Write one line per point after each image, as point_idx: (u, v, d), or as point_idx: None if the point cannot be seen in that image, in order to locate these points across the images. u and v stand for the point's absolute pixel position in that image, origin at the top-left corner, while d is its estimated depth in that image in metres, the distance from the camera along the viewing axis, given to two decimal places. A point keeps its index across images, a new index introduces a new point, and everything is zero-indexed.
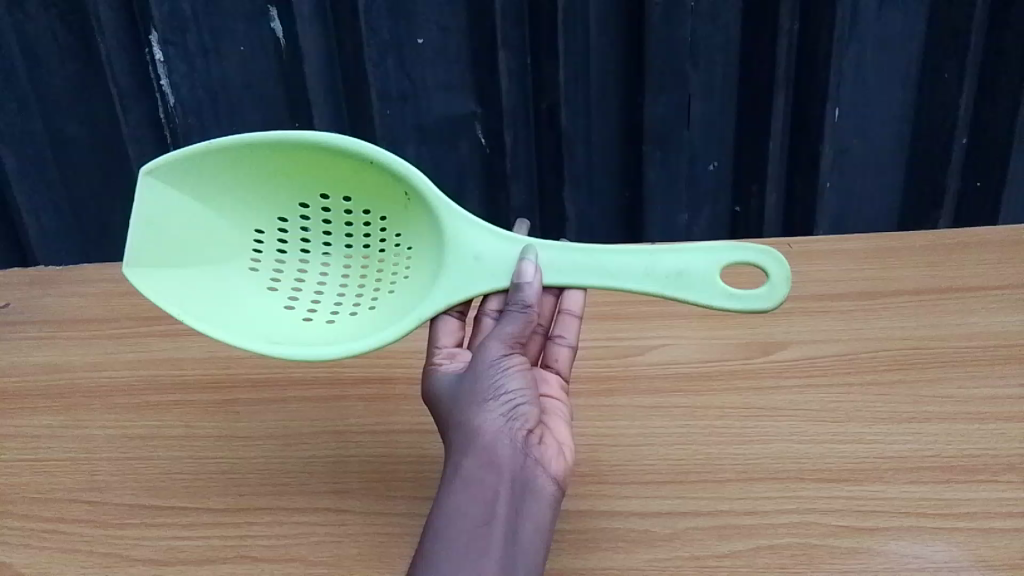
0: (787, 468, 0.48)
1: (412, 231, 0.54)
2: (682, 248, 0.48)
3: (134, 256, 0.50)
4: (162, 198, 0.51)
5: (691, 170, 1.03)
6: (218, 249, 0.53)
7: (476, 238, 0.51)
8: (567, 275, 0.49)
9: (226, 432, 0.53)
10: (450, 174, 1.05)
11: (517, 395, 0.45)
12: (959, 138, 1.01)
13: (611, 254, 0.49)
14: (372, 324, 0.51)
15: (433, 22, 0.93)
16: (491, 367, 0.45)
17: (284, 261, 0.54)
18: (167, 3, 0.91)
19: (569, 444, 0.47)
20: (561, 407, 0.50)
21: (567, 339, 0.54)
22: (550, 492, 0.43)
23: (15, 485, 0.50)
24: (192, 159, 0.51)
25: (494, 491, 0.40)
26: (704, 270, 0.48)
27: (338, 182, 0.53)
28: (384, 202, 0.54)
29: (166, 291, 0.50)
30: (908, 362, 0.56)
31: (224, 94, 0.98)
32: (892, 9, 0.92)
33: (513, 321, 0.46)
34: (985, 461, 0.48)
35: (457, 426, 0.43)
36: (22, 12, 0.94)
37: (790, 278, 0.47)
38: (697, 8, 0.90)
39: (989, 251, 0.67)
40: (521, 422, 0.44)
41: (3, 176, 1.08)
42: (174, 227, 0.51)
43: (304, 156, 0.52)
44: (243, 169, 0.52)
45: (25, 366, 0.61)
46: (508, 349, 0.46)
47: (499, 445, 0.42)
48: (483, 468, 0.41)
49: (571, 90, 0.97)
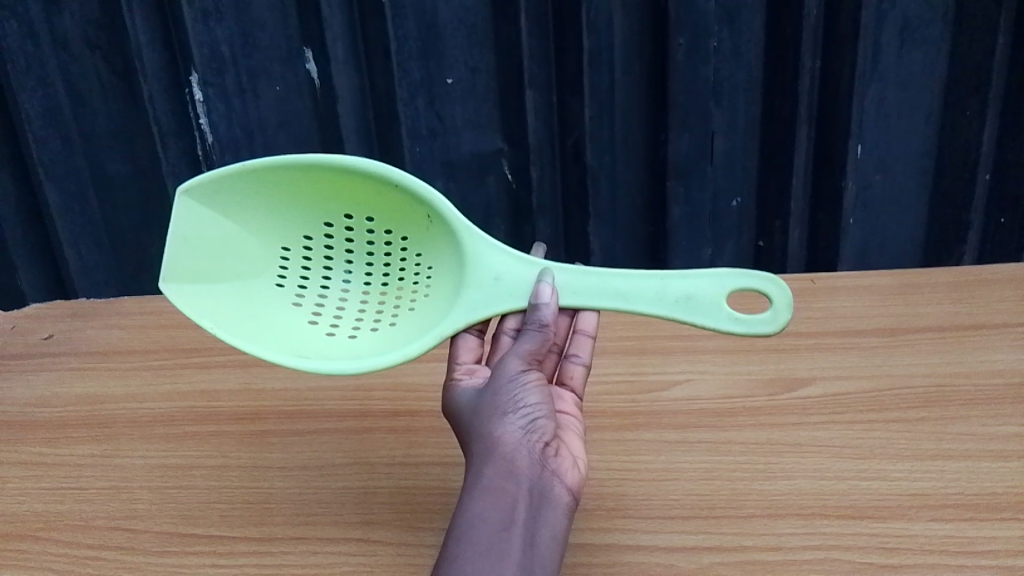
0: (811, 505, 0.48)
1: (433, 252, 0.55)
2: (690, 273, 0.49)
3: (168, 269, 0.51)
4: (196, 215, 0.53)
5: (714, 206, 1.04)
6: (246, 264, 0.55)
7: (495, 259, 0.53)
8: (579, 297, 0.51)
9: (259, 462, 0.55)
10: (477, 209, 1.07)
11: (537, 408, 0.46)
12: (982, 173, 1.02)
13: (621, 278, 0.50)
14: (394, 340, 0.53)
15: (462, 63, 0.95)
16: (511, 381, 0.47)
17: (308, 278, 0.56)
18: (208, 45, 0.95)
19: (582, 457, 0.48)
20: (576, 423, 0.51)
21: (581, 358, 0.55)
22: (566, 503, 0.44)
23: (59, 513, 0.51)
24: (226, 179, 0.53)
25: (513, 501, 0.41)
26: (711, 294, 0.49)
27: (363, 204, 0.55)
28: (406, 223, 0.55)
29: (198, 305, 0.51)
30: (932, 399, 0.56)
31: (260, 133, 1.01)
32: (913, 47, 0.93)
33: (530, 338, 0.48)
34: (1008, 499, 0.48)
35: (477, 438, 0.44)
36: (69, 55, 0.98)
37: (792, 304, 0.48)
38: (719, 48, 0.93)
39: (1013, 288, 0.68)
40: (539, 435, 0.45)
41: (47, 210, 1.12)
42: (206, 244, 0.53)
43: (334, 179, 0.53)
44: (273, 190, 0.54)
45: (67, 396, 0.63)
46: (527, 364, 0.48)
47: (518, 456, 0.43)
48: (503, 477, 0.42)
49: (596, 127, 0.99)
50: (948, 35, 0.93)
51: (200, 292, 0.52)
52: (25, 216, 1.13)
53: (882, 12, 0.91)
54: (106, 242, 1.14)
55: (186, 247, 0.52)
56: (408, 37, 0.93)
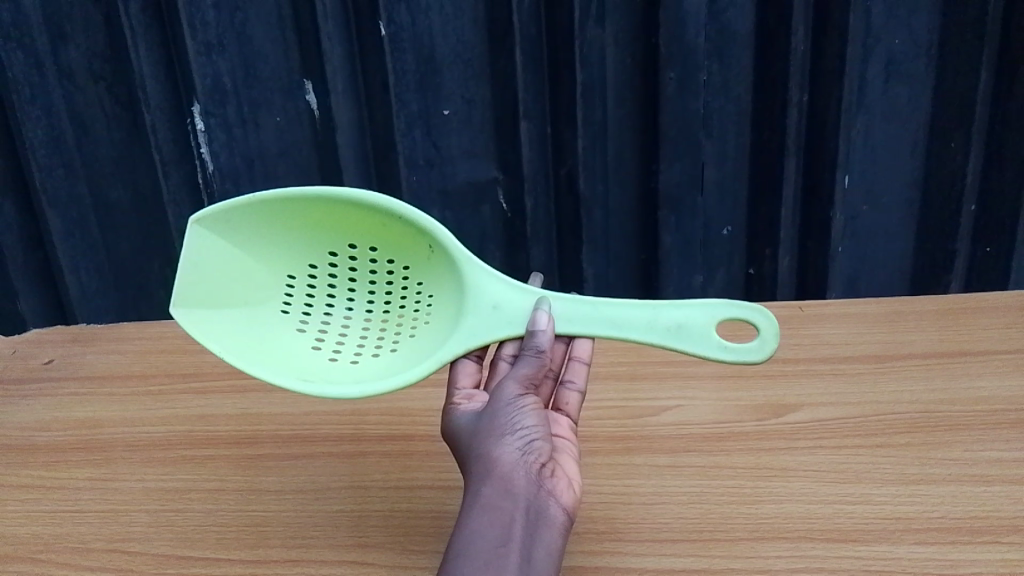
0: (797, 528, 0.49)
1: (433, 281, 0.57)
2: (682, 303, 0.51)
3: (178, 295, 0.53)
4: (208, 243, 0.54)
5: (705, 234, 1.06)
6: (253, 291, 0.56)
7: (494, 288, 0.54)
8: (575, 325, 0.52)
9: (256, 485, 0.55)
10: (472, 236, 1.09)
11: (533, 430, 0.47)
12: (967, 203, 1.04)
13: (616, 307, 0.51)
14: (394, 366, 0.54)
15: (458, 94, 0.97)
16: (509, 405, 0.48)
17: (312, 306, 0.57)
18: (210, 77, 0.97)
19: (577, 479, 0.49)
20: (571, 446, 0.52)
21: (576, 384, 0.56)
22: (561, 522, 0.45)
23: (57, 536, 0.52)
24: (236, 210, 0.55)
25: (511, 518, 0.42)
26: (701, 323, 0.50)
27: (367, 234, 0.57)
28: (408, 253, 0.57)
29: (206, 329, 0.53)
30: (917, 425, 0.57)
31: (260, 162, 1.03)
32: (898, 82, 0.96)
33: (527, 363, 0.49)
34: (990, 523, 0.49)
35: (476, 458, 0.46)
36: (73, 84, 1.00)
37: (778, 333, 0.50)
38: (709, 81, 0.95)
39: (996, 316, 0.69)
40: (535, 456, 0.46)
41: (49, 237, 1.13)
42: (215, 272, 0.55)
43: (339, 210, 0.55)
44: (281, 221, 0.56)
45: (66, 421, 0.64)
46: (523, 389, 0.49)
47: (515, 475, 0.44)
48: (501, 495, 0.43)
49: (589, 157, 1.01)
50: (932, 69, 0.95)
51: (209, 316, 0.54)
52: (27, 242, 1.15)
53: (867, 47, 0.93)
54: (106, 268, 1.16)
55: (196, 274, 0.54)
56: (406, 70, 0.96)
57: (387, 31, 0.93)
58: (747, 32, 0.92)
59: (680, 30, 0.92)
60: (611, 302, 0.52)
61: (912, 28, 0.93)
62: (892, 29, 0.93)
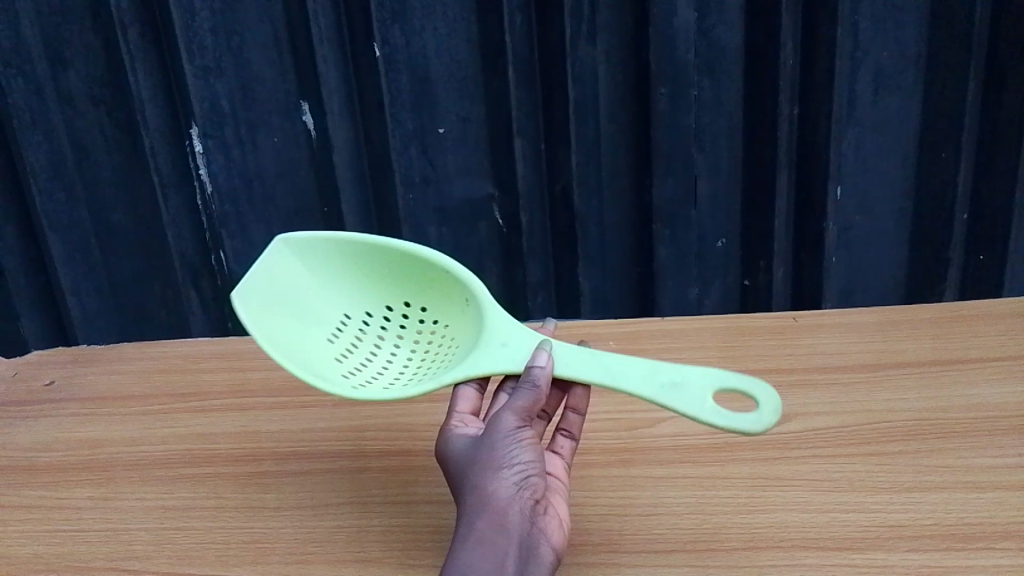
0: (792, 537, 0.49)
1: (463, 332, 0.56)
2: (684, 365, 0.47)
3: (244, 285, 0.54)
4: (285, 260, 0.57)
5: (699, 247, 1.07)
6: (309, 315, 0.57)
7: (511, 330, 0.53)
8: (568, 369, 0.49)
9: (255, 503, 0.56)
10: (470, 252, 1.10)
11: (529, 465, 0.45)
12: (959, 213, 1.04)
13: (614, 359, 0.48)
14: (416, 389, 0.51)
15: (453, 113, 0.99)
16: (505, 437, 0.45)
17: (358, 345, 0.57)
18: (208, 100, 0.98)
19: (567, 518, 0.48)
20: (564, 486, 0.50)
21: (572, 431, 0.53)
22: (550, 562, 0.44)
23: (57, 555, 0.53)
24: (317, 241, 0.58)
25: (503, 555, 0.42)
26: (699, 385, 0.46)
27: (421, 292, 0.58)
28: (451, 314, 0.57)
29: (254, 316, 0.53)
30: (912, 433, 0.57)
31: (259, 183, 1.04)
32: (886, 95, 0.97)
33: (523, 395, 0.47)
34: (984, 530, 0.49)
35: (470, 490, 0.44)
36: (73, 109, 1.01)
37: (780, 409, 0.45)
38: (701, 97, 0.97)
39: (990, 323, 0.69)
40: (531, 491, 0.44)
41: (50, 261, 1.15)
42: (283, 284, 0.56)
43: (402, 262, 0.57)
44: (350, 266, 0.58)
45: (67, 441, 0.64)
46: (521, 422, 0.46)
47: (510, 512, 0.43)
48: (495, 531, 0.42)
49: (583, 172, 1.02)
50: (920, 81, 0.96)
51: (263, 312, 0.54)
52: (29, 265, 1.16)
53: (855, 61, 0.95)
54: (108, 291, 1.17)
55: (265, 277, 0.56)
56: (401, 89, 0.98)
57: (382, 52, 0.95)
58: (736, 47, 0.94)
59: (670, 47, 0.93)
60: (611, 355, 0.49)
61: (900, 43, 0.94)
62: (880, 43, 0.94)
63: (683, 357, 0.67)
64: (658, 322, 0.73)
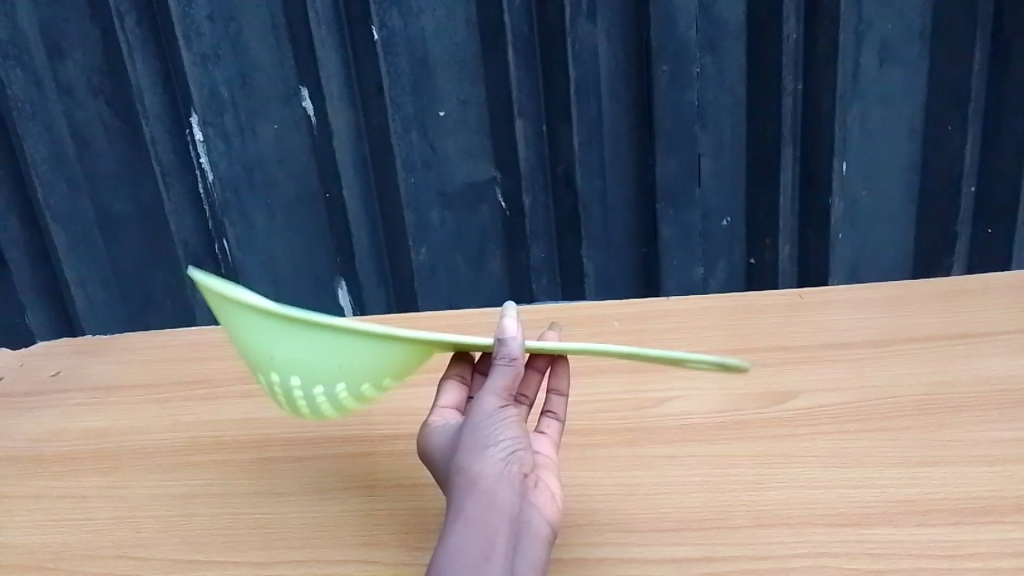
0: (801, 514, 0.49)
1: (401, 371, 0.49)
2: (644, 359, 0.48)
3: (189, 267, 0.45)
4: None
5: (705, 226, 1.06)
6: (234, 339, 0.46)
7: None
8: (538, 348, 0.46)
9: (261, 489, 0.56)
10: (473, 235, 1.09)
11: (516, 441, 0.44)
12: (966, 187, 1.04)
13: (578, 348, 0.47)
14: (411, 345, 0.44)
15: (453, 95, 0.98)
16: (489, 417, 0.45)
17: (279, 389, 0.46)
18: (206, 86, 0.98)
19: (558, 492, 0.47)
20: (551, 461, 0.49)
21: (558, 414, 0.53)
22: (544, 535, 0.43)
23: (65, 544, 0.53)
24: None
25: (495, 531, 0.41)
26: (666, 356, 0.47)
27: None
28: None
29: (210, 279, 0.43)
30: (921, 409, 0.56)
31: (259, 171, 1.04)
32: (892, 67, 0.96)
33: (502, 374, 0.45)
34: (994, 504, 0.48)
35: (457, 472, 0.43)
36: (72, 99, 1.01)
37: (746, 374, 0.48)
38: (702, 73, 0.96)
39: (998, 297, 0.68)
40: (519, 466, 0.44)
41: (54, 252, 1.15)
42: None
43: None
44: None
45: (72, 431, 0.64)
46: (504, 401, 0.45)
47: (499, 487, 0.42)
48: (485, 509, 0.41)
49: (586, 152, 1.01)
50: (926, 53, 0.95)
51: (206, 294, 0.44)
52: (33, 256, 1.16)
53: (860, 33, 0.94)
54: (112, 281, 1.17)
55: None
56: (401, 73, 0.97)
57: (380, 36, 0.95)
58: (738, 23, 0.93)
59: (670, 23, 0.93)
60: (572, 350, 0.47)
61: (904, 15, 0.93)
62: (885, 15, 0.93)
63: (689, 336, 0.67)
64: (664, 301, 0.72)
